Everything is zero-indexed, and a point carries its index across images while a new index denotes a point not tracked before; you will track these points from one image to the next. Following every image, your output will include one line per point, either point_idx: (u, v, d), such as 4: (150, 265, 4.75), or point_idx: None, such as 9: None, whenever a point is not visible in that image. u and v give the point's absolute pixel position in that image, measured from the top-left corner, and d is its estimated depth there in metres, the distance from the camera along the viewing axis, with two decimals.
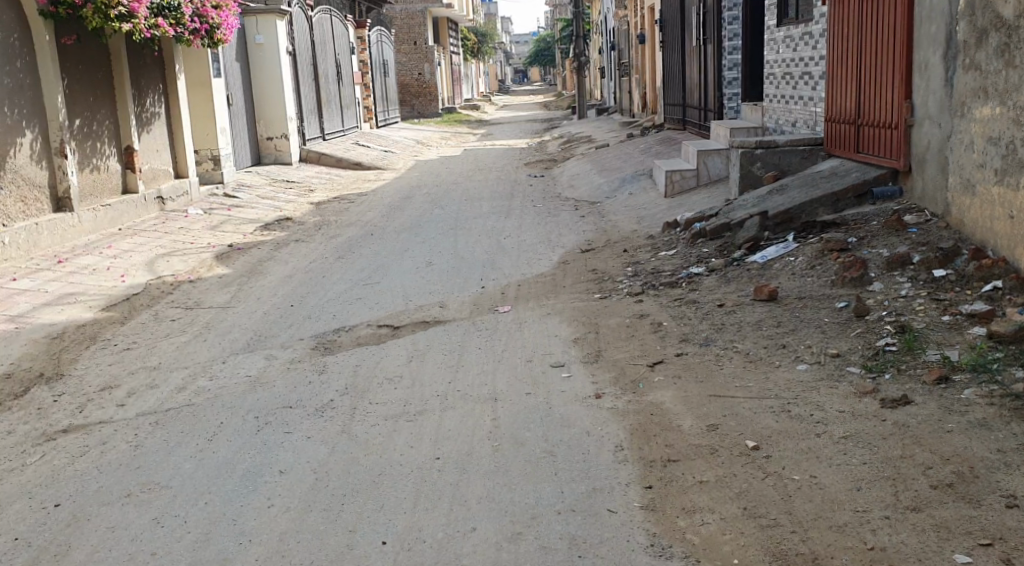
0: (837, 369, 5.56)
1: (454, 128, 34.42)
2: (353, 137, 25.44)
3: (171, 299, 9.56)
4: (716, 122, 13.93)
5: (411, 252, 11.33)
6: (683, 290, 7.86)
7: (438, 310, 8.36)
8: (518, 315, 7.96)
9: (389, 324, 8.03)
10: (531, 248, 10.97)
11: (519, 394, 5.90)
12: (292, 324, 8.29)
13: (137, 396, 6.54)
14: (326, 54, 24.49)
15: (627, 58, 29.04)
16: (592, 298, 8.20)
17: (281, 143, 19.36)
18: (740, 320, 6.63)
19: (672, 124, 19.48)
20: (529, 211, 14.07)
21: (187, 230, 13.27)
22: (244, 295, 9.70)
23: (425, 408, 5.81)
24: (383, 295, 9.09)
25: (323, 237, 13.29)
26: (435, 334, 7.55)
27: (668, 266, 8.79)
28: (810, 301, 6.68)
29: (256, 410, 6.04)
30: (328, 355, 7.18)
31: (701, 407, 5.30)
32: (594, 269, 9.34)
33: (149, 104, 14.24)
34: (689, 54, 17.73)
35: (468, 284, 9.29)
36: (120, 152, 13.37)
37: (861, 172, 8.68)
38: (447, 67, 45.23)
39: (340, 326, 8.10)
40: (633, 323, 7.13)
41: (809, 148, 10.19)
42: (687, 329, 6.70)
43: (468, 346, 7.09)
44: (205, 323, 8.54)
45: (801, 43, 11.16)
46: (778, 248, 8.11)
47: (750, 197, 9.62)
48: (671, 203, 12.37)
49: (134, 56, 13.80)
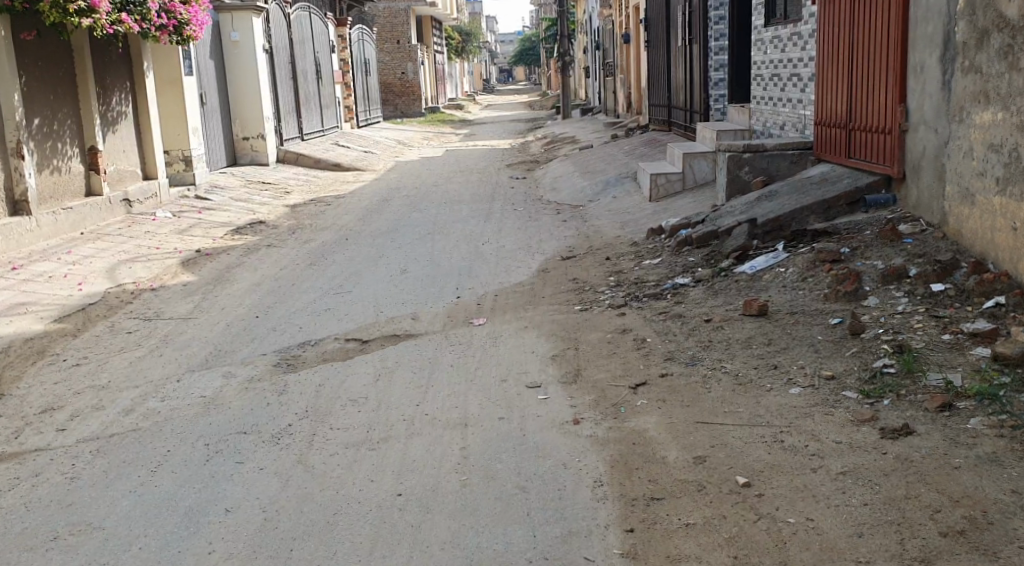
0: (832, 393, 5.14)
1: (437, 128, 33.96)
2: (332, 137, 24.97)
3: (129, 310, 9.11)
4: (702, 124, 13.53)
5: (385, 258, 10.90)
6: (667, 302, 7.45)
7: (410, 323, 7.94)
8: (493, 329, 7.55)
9: (357, 338, 7.59)
10: (510, 255, 10.55)
11: (490, 419, 5.48)
12: (255, 337, 7.85)
13: (81, 419, 6.10)
14: (305, 53, 24.01)
15: (612, 58, 28.62)
16: (572, 311, 7.78)
17: (257, 143, 18.88)
18: (728, 337, 6.22)
19: (657, 125, 19.08)
20: (510, 215, 13.65)
21: (154, 235, 12.80)
22: (208, 304, 9.25)
23: (389, 435, 5.39)
24: (353, 305, 8.66)
25: (295, 241, 12.84)
26: (405, 350, 7.13)
27: (652, 276, 8.39)
28: (802, 317, 6.27)
29: (207, 435, 5.61)
30: (290, 373, 6.75)
31: (686, 436, 4.89)
32: (575, 278, 8.92)
33: (115, 104, 13.76)
34: (674, 54, 17.33)
35: (443, 294, 8.87)
36: (83, 152, 12.88)
37: (853, 179, 8.28)
38: (431, 66, 44.74)
39: (306, 339, 7.66)
40: (615, 339, 6.71)
41: (798, 152, 9.80)
42: (673, 347, 6.28)
43: (440, 362, 6.67)
44: (163, 337, 8.10)
45: (790, 44, 10.76)
46: (768, 258, 7.71)
47: (738, 204, 9.22)
48: (655, 208, 11.96)
49: (99, 53, 13.34)
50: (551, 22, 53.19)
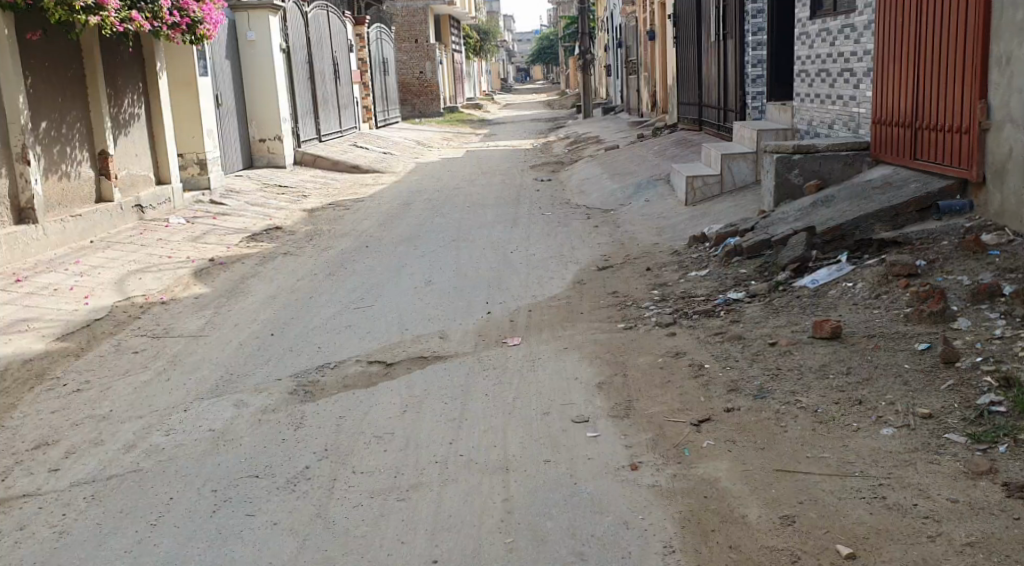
0: (933, 435, 4.52)
1: (456, 128, 33.27)
2: (351, 138, 24.34)
3: (138, 327, 8.48)
4: (739, 123, 12.82)
5: (408, 268, 10.24)
6: (722, 320, 6.78)
7: (437, 343, 7.26)
8: (530, 350, 6.89)
9: (381, 361, 6.93)
10: (541, 264, 9.88)
11: (535, 462, 4.83)
12: (270, 359, 7.19)
13: (77, 457, 5.45)
14: (323, 51, 23.37)
15: (636, 56, 27.89)
16: (615, 330, 7.11)
17: (274, 145, 18.25)
18: (800, 364, 5.54)
19: (687, 124, 18.37)
20: (537, 220, 12.96)
21: (166, 242, 12.20)
22: (221, 320, 8.61)
23: (420, 481, 4.75)
24: (376, 322, 8.00)
25: (313, 249, 12.20)
26: (434, 375, 6.46)
27: (700, 290, 7.71)
28: (883, 341, 5.60)
29: (215, 479, 4.97)
30: (309, 403, 6.10)
31: (768, 487, 4.30)
32: (615, 291, 8.26)
33: (127, 105, 13.16)
34: (706, 50, 16.61)
35: (472, 309, 8.20)
36: (93, 157, 12.29)
37: (922, 183, 7.61)
38: (450, 65, 44.05)
39: (324, 362, 7.00)
40: (668, 364, 6.03)
41: (852, 153, 9.08)
42: (736, 375, 5.61)
43: (473, 390, 6.01)
44: (172, 358, 7.45)
45: (838, 34, 10.01)
46: (831, 271, 7.05)
47: (791, 209, 8.54)
48: (693, 212, 11.27)
49: (110, 52, 12.71)
50: (569, 20, 52.44)
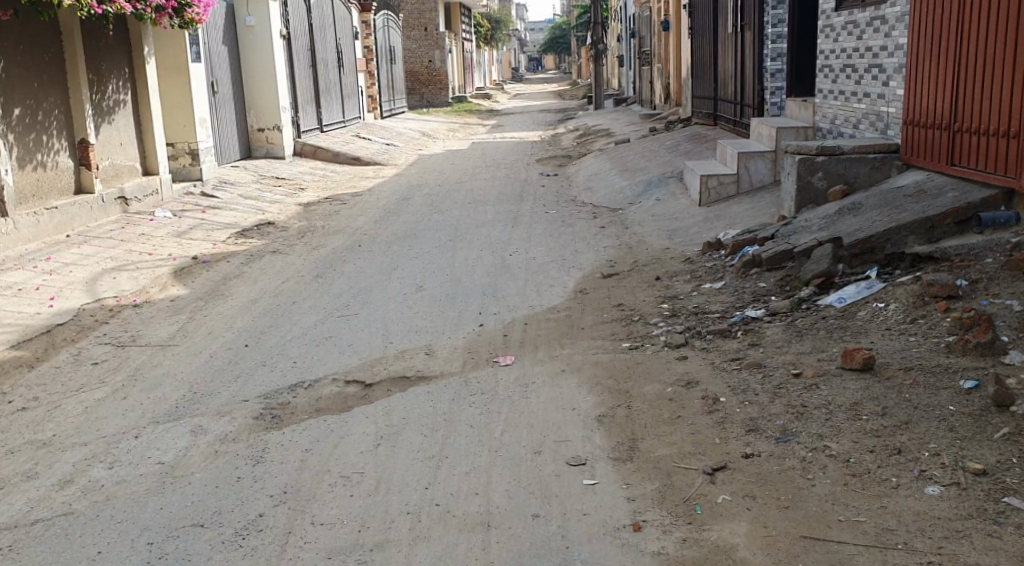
0: (987, 499, 3.93)
1: (464, 119, 32.55)
2: (354, 128, 23.64)
3: (103, 333, 7.82)
4: (755, 119, 12.09)
5: (401, 271, 9.58)
6: (739, 342, 6.12)
7: (423, 361, 6.59)
8: (524, 370, 6.24)
9: (359, 381, 6.25)
10: (543, 269, 9.20)
11: (521, 516, 4.21)
12: (239, 376, 6.53)
13: (3, 495, 4.81)
14: (327, 38, 22.66)
15: (649, 47, 27.15)
16: (618, 350, 6.43)
17: (272, 135, 17.58)
18: (828, 401, 4.87)
19: (701, 119, 17.65)
20: (541, 219, 12.26)
21: (149, 238, 11.55)
22: (194, 326, 7.95)
23: (387, 539, 4.14)
24: (360, 334, 7.33)
25: (304, 247, 11.52)
26: (416, 399, 5.79)
27: (714, 306, 7.03)
28: (922, 375, 4.91)
29: (153, 528, 4.35)
30: (274, 431, 5.43)
31: (795, 560, 3.78)
32: (620, 303, 7.58)
33: (112, 92, 12.50)
34: (723, 42, 15.88)
35: (465, 321, 7.53)
36: (73, 146, 11.61)
37: (960, 192, 6.94)
38: (459, 54, 43.24)
39: (297, 379, 6.33)
40: (677, 397, 5.36)
41: (880, 156, 8.36)
42: (755, 413, 4.95)
43: (456, 420, 5.34)
44: (132, 371, 6.79)
45: (855, 28, 9.33)
46: (860, 288, 6.41)
47: (815, 216, 7.86)
48: (706, 215, 10.59)
49: (91, 35, 12.03)
50: (582, 8, 51.65)
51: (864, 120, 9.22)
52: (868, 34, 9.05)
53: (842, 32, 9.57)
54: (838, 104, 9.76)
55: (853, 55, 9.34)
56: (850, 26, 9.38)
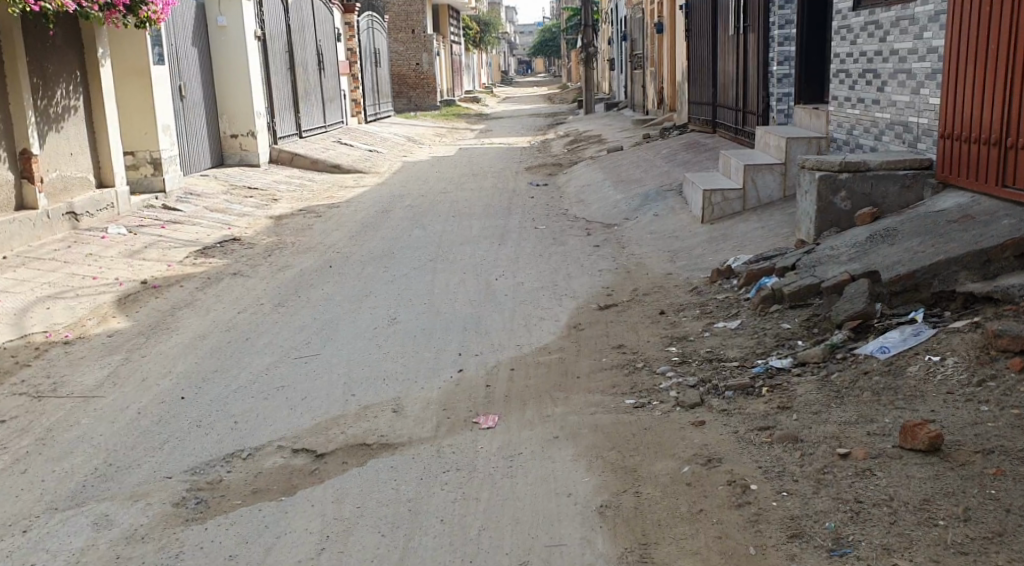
0: None
1: (452, 123, 31.47)
2: (335, 134, 22.54)
3: (21, 381, 6.75)
4: (760, 129, 10.87)
5: (373, 298, 8.49)
6: (766, 403, 5.12)
7: (388, 422, 5.55)
8: (507, 437, 5.22)
9: (309, 449, 5.29)
10: (531, 298, 8.15)
11: None
12: (167, 442, 5.51)
13: None
14: (306, 41, 21.53)
15: (641, 49, 26.12)
16: (621, 410, 5.37)
17: (247, 142, 16.23)
18: (890, 496, 4.09)
19: (699, 125, 16.61)
20: (529, 236, 11.20)
21: (99, 259, 9.97)
22: (129, 371, 6.85)
23: None
24: (316, 383, 6.28)
25: (269, 268, 10.10)
26: (375, 478, 4.91)
27: (732, 351, 5.99)
28: (1006, 462, 4.14)
29: None
30: (194, 526, 4.63)
31: None
32: (620, 344, 6.56)
33: (61, 96, 10.79)
34: (723, 44, 14.81)
35: (440, 365, 6.49)
36: (13, 157, 9.92)
37: (1018, 221, 5.90)
38: (447, 56, 42.09)
39: (235, 449, 5.35)
40: (697, 481, 4.46)
41: (911, 173, 7.29)
42: (797, 509, 4.15)
43: (422, 511, 4.55)
44: (43, 433, 5.74)
45: (877, 29, 8.08)
46: (905, 334, 5.37)
47: (842, 244, 6.81)
48: (712, 233, 9.54)
49: (36, 32, 10.34)
50: (573, 11, 50.71)
51: (888, 132, 7.94)
52: (894, 35, 7.80)
53: (861, 34, 8.34)
54: (857, 113, 8.50)
55: (876, 59, 8.08)
56: (871, 26, 8.14)
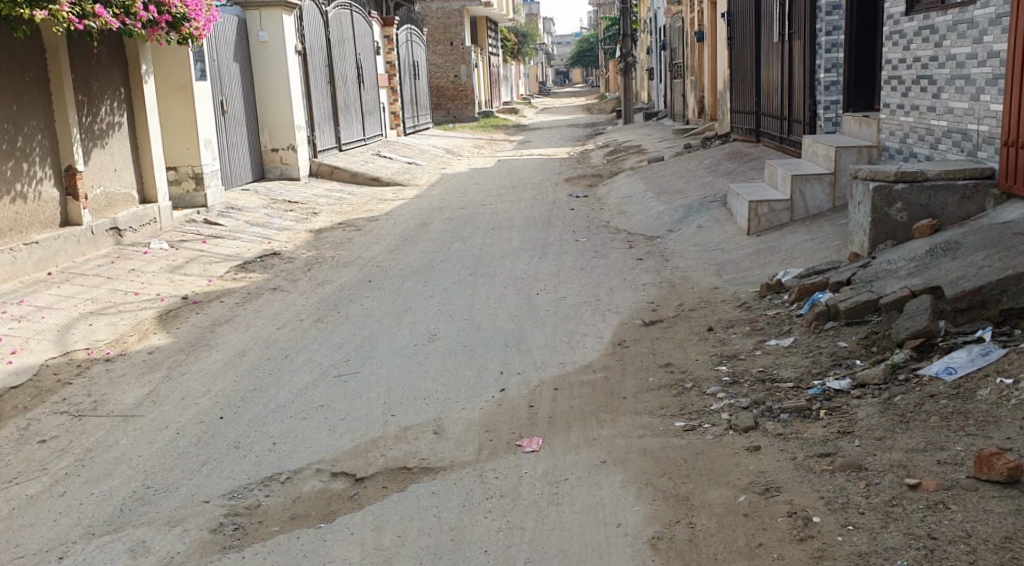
0: None
1: (491, 135, 31.33)
2: (375, 147, 22.45)
3: (62, 399, 6.63)
4: (806, 138, 10.59)
5: (414, 313, 8.31)
6: (826, 427, 4.93)
7: (429, 444, 5.38)
8: (551, 461, 5.04)
9: (348, 473, 5.12)
10: (575, 313, 7.93)
11: None
12: (205, 465, 5.36)
13: None
14: (345, 54, 21.49)
15: (681, 59, 25.83)
16: (670, 433, 5.17)
17: (287, 155, 16.17)
18: (966, 532, 3.99)
19: (741, 135, 16.37)
20: (571, 249, 10.99)
21: (141, 274, 9.81)
22: (168, 389, 6.69)
23: None
24: (356, 404, 6.11)
25: (308, 283, 9.93)
26: (416, 505, 4.74)
27: (785, 371, 5.76)
28: None
29: None
30: (231, 554, 4.49)
31: None
32: (668, 363, 6.33)
33: (105, 113, 10.67)
34: (767, 52, 14.55)
35: (481, 384, 6.30)
36: (58, 174, 9.79)
37: None
38: (485, 66, 41.96)
39: (274, 472, 5.20)
40: (754, 512, 4.33)
41: (972, 182, 7.01)
42: (865, 545, 4.03)
43: (466, 541, 4.42)
44: (82, 453, 5.63)
45: (931, 34, 7.81)
46: (972, 355, 5.14)
47: (899, 259, 6.54)
48: (759, 245, 9.29)
49: (80, 51, 10.22)
50: (608, 21, 50.48)
51: (944, 140, 7.65)
52: (950, 40, 7.53)
53: (915, 39, 8.07)
54: (911, 120, 8.22)
55: (931, 64, 7.81)
56: (926, 31, 7.87)
